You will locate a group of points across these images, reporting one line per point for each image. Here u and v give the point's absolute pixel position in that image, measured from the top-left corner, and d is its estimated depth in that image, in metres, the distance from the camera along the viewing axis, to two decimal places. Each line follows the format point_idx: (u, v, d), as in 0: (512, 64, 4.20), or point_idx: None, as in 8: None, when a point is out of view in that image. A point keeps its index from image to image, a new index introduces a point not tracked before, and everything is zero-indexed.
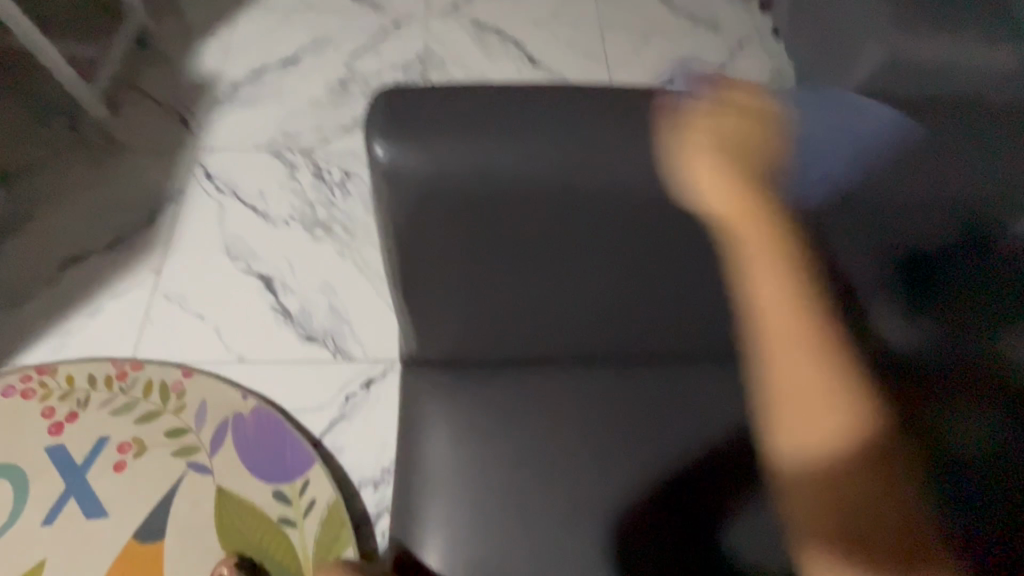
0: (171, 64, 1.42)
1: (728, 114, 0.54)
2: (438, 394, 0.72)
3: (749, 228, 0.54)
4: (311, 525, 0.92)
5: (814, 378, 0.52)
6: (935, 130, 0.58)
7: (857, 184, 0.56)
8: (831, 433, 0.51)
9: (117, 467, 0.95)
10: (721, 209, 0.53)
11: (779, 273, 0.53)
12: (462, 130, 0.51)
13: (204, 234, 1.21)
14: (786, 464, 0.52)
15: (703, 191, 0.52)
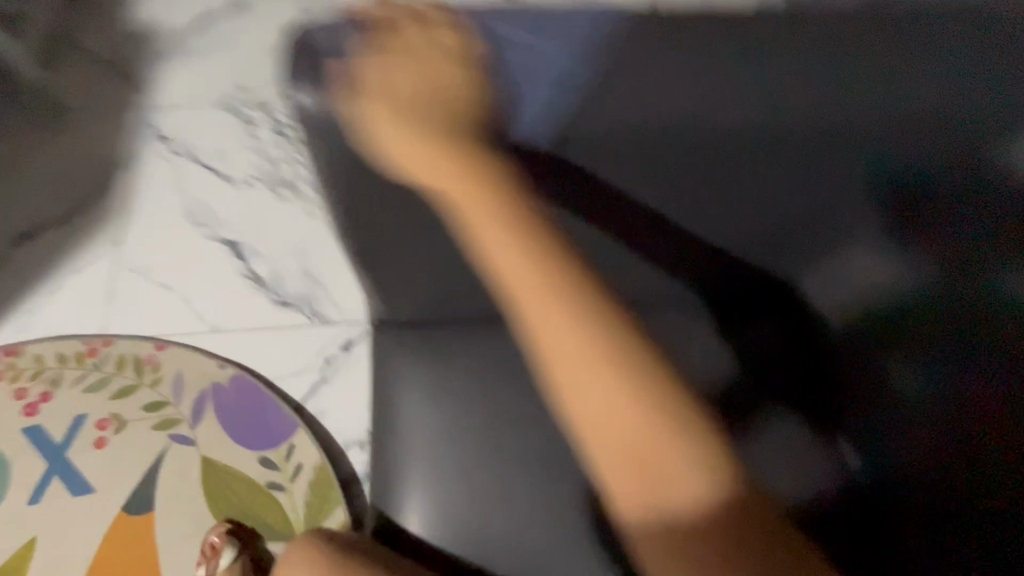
0: (107, 15, 1.30)
1: (416, 53, 0.51)
2: (411, 355, 0.69)
3: (491, 241, 0.50)
4: (300, 487, 0.93)
5: (626, 415, 0.46)
6: (954, 40, 0.49)
7: (843, 110, 0.51)
8: (663, 491, 0.45)
9: (98, 444, 0.94)
10: (447, 188, 0.50)
11: (564, 321, 0.48)
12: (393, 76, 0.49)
13: (164, 200, 1.15)
14: (629, 523, 0.46)
15: (403, 153, 0.50)
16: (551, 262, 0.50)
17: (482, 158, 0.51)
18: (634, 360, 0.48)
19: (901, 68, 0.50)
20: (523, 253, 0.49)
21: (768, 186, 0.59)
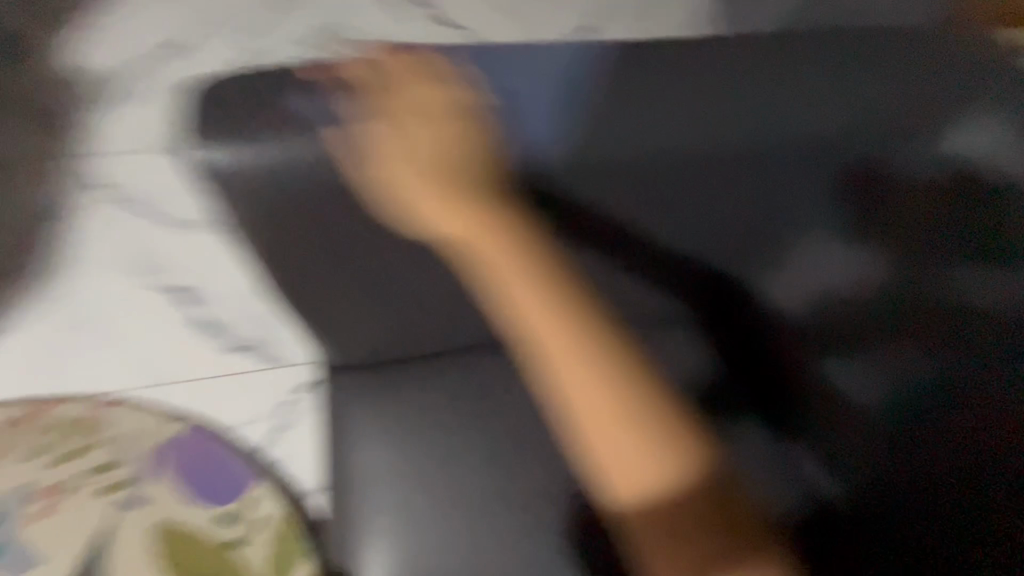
0: None
1: (407, 119, 0.56)
2: (362, 399, 0.70)
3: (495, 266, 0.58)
4: (264, 543, 0.86)
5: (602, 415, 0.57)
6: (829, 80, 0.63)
7: (747, 134, 0.62)
8: (654, 479, 0.57)
9: (33, 516, 0.85)
10: (450, 230, 0.57)
11: (594, 378, 0.58)
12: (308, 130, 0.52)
13: (100, 247, 1.08)
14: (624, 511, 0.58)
15: (424, 219, 0.57)
16: (545, 282, 0.59)
17: (490, 205, 0.58)
18: (617, 379, 0.58)
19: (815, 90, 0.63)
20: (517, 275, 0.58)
21: (715, 197, 0.66)
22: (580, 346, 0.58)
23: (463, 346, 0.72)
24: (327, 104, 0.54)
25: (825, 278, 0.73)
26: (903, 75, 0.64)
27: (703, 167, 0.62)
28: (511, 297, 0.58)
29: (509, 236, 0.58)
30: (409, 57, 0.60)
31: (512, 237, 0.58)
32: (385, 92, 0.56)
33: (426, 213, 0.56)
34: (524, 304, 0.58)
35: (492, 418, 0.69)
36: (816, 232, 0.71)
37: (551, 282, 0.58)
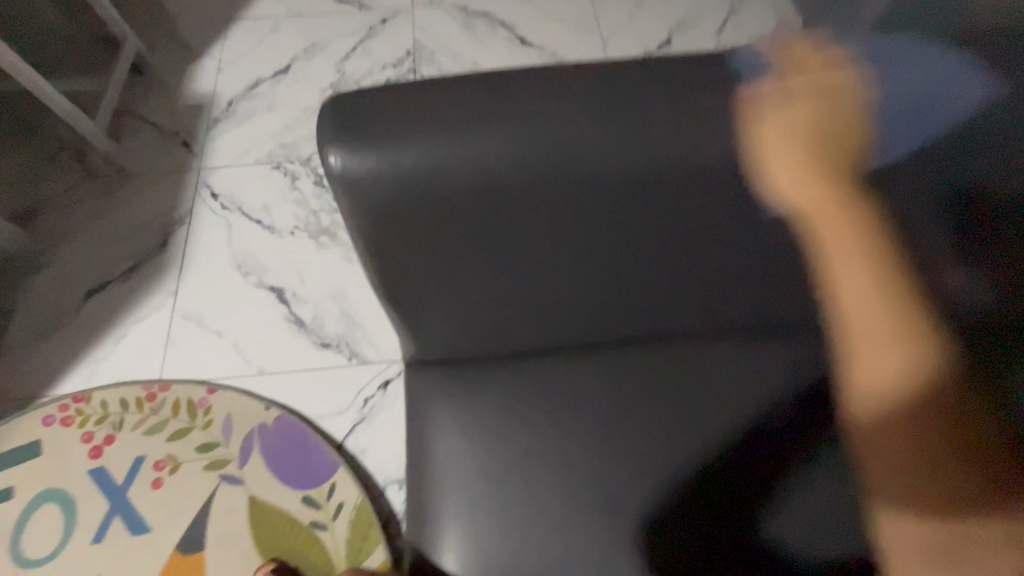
0: (167, 89, 1.44)
1: (800, 88, 0.50)
2: (443, 395, 0.71)
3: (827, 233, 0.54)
4: (341, 526, 0.95)
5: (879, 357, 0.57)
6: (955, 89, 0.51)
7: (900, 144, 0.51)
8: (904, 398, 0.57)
9: (156, 484, 1.00)
10: (805, 203, 0.53)
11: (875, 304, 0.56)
12: (409, 119, 0.50)
13: (216, 253, 1.23)
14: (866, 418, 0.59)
15: (782, 187, 0.52)
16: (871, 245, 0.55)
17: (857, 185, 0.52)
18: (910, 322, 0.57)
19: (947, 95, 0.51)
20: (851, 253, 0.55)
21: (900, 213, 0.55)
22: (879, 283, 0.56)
23: (546, 351, 0.72)
24: (450, 95, 0.52)
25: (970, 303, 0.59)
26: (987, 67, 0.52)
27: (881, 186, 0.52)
28: (834, 264, 0.57)
29: (614, 233, 0.57)
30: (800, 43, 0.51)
31: (619, 233, 0.57)
32: (800, 65, 0.50)
33: (793, 181, 0.51)
34: (813, 212, 0.53)
35: (574, 423, 0.69)
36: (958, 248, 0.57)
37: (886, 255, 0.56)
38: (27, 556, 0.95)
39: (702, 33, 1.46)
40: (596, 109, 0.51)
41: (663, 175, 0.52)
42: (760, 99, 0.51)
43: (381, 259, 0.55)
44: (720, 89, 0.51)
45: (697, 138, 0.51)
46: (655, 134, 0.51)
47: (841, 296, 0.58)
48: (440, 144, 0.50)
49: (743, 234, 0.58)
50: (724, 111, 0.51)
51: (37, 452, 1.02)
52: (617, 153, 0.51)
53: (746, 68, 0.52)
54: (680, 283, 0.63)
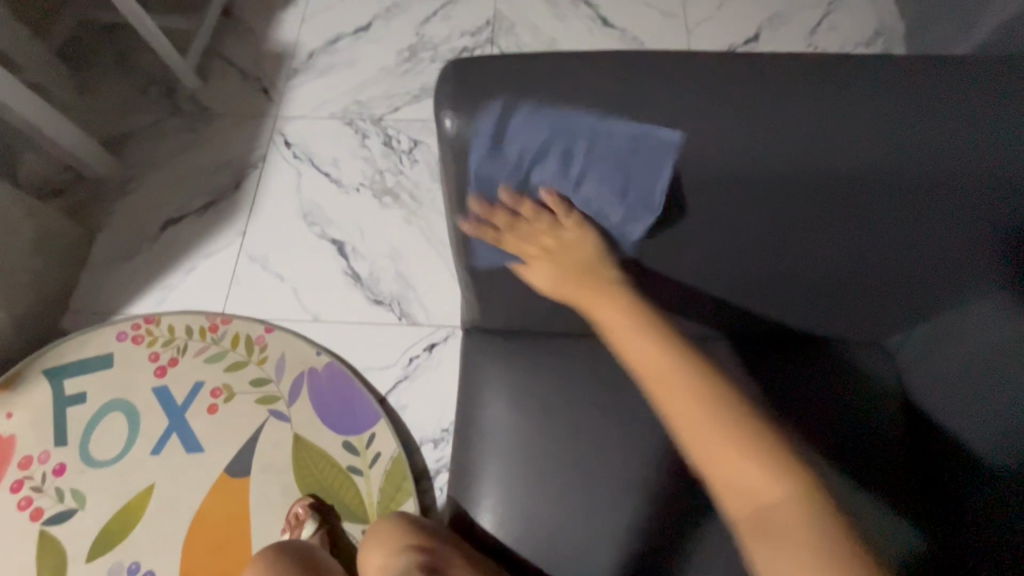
0: (253, 36, 1.49)
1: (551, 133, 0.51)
2: (497, 364, 0.73)
3: (638, 358, 0.56)
4: (376, 475, 1.00)
5: (720, 453, 0.50)
6: (934, 128, 0.50)
7: (893, 194, 0.52)
8: (712, 427, 0.51)
9: (212, 409, 1.06)
10: (577, 290, 0.58)
11: (644, 347, 0.55)
12: (519, 94, 0.51)
13: (284, 200, 1.28)
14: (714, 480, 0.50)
15: (541, 275, 0.59)
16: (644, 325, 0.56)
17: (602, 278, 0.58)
18: (688, 373, 0.53)
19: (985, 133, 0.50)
20: (663, 351, 0.54)
21: (893, 254, 0.58)
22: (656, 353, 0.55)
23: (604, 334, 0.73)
24: (559, 69, 0.52)
25: (964, 341, 0.62)
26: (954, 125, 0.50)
27: (871, 231, 0.56)
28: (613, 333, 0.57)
29: (700, 226, 0.56)
30: (937, 73, 0.52)
31: (705, 227, 0.56)
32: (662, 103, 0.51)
33: (557, 278, 0.58)
34: (590, 297, 0.58)
35: (624, 408, 0.70)
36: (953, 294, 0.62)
37: (651, 329, 0.56)
38: (94, 457, 1.03)
39: (794, 29, 1.40)
40: (702, 103, 0.51)
41: (756, 176, 0.52)
42: (869, 114, 0.50)
43: (465, 224, 0.57)
44: (828, 97, 0.51)
45: (799, 143, 0.51)
46: (759, 134, 0.51)
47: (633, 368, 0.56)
48: (542, 118, 0.50)
49: (824, 245, 0.58)
50: (832, 120, 0.51)
51: (108, 365, 1.10)
52: (716, 150, 0.51)
53: (859, 80, 0.51)
54: (750, 284, 0.63)
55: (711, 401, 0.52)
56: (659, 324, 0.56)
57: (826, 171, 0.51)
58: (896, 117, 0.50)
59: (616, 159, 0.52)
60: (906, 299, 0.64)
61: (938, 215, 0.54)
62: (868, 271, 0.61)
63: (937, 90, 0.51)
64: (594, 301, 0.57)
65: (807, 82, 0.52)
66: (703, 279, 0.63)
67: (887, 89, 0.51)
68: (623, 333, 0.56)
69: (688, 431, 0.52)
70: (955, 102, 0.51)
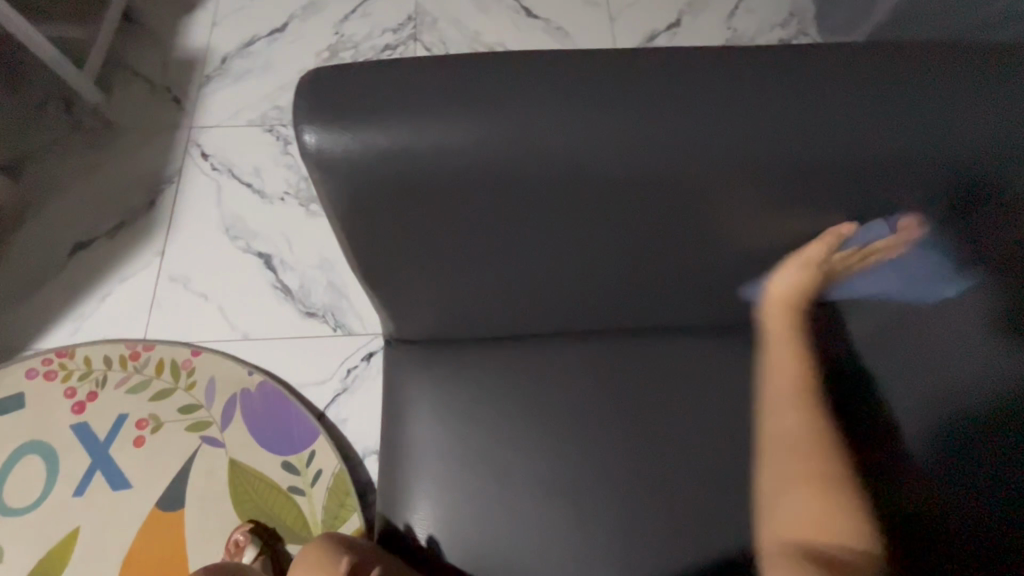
0: (158, 43, 1.40)
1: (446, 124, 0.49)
2: (419, 375, 0.72)
3: (777, 369, 0.67)
4: (319, 492, 0.98)
5: (809, 479, 0.59)
6: (814, 115, 0.51)
7: (782, 182, 0.53)
8: (808, 446, 0.61)
9: (138, 442, 1.01)
10: (774, 296, 0.66)
11: (788, 366, 0.67)
12: (393, 102, 0.49)
13: (204, 215, 1.22)
14: (782, 476, 0.61)
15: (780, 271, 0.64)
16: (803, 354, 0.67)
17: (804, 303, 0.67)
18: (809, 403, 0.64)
19: (864, 114, 0.51)
20: (802, 382, 0.66)
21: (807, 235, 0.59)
22: (798, 375, 0.66)
23: (526, 334, 0.73)
24: (441, 73, 0.50)
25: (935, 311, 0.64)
26: (834, 110, 0.51)
27: (769, 217, 0.57)
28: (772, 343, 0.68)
29: (600, 223, 0.56)
30: (815, 58, 0.53)
31: (605, 224, 0.56)
32: (545, 101, 0.50)
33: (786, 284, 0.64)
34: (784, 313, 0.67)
35: (550, 408, 0.70)
36: (912, 251, 0.60)
37: (806, 358, 0.67)
38: (10, 505, 0.97)
39: (713, 15, 1.42)
40: (589, 99, 0.50)
41: (643, 172, 0.51)
42: (753, 102, 0.50)
43: (358, 239, 0.55)
44: (708, 88, 0.51)
45: (686, 136, 0.50)
46: (647, 129, 0.50)
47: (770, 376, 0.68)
48: (423, 125, 0.48)
49: (724, 234, 0.59)
50: (716, 110, 0.50)
51: (20, 405, 1.03)
52: (603, 148, 0.50)
53: (741, 69, 0.51)
54: (660, 276, 0.64)
55: (828, 442, 0.62)
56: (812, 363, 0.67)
57: (712, 163, 0.51)
58: (779, 103, 0.51)
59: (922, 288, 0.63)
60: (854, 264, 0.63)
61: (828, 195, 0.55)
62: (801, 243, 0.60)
63: (815, 75, 0.51)
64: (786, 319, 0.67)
65: (688, 73, 0.51)
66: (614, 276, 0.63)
67: (769, 77, 0.51)
68: (780, 349, 0.68)
69: (789, 446, 0.62)
70: (841, 83, 0.51)
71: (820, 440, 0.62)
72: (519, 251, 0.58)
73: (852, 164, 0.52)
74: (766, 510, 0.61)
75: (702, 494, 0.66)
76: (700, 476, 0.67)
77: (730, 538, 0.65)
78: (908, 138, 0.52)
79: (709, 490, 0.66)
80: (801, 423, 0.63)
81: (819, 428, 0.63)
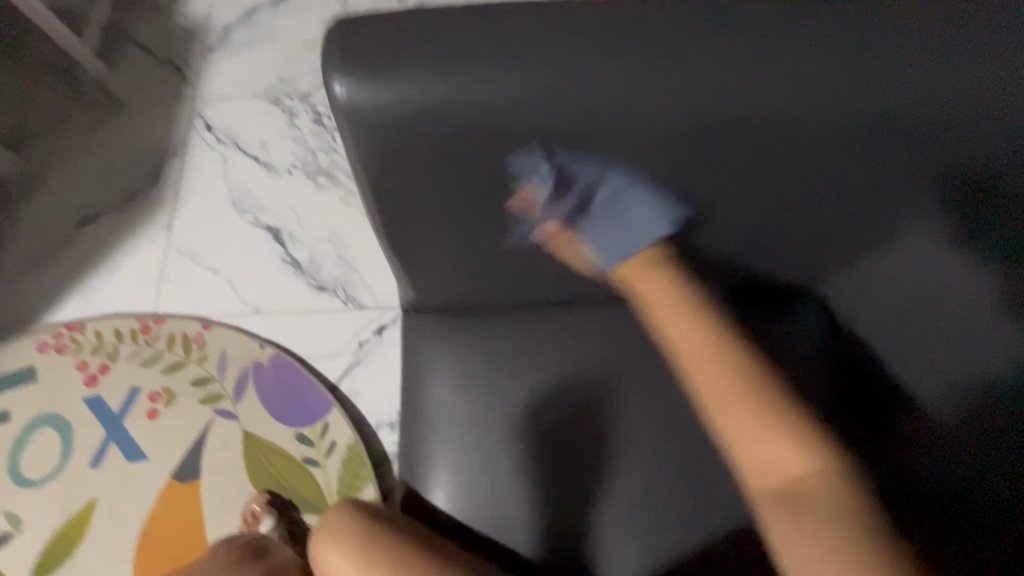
0: (159, 12, 1.37)
1: (473, 77, 0.47)
2: (439, 343, 0.71)
3: (672, 330, 0.49)
4: (334, 464, 0.98)
5: (766, 441, 0.43)
6: (866, 60, 0.47)
7: (825, 136, 0.50)
8: (756, 407, 0.44)
9: (151, 415, 1.01)
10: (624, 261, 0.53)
11: (683, 319, 0.49)
12: (419, 54, 0.47)
13: (211, 188, 1.20)
14: (746, 456, 0.44)
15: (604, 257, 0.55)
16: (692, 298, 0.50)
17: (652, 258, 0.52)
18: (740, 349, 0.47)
19: (923, 61, 0.47)
20: (708, 329, 0.48)
21: (848, 193, 0.55)
22: (706, 326, 0.48)
23: (546, 303, 0.72)
24: (467, 23, 0.48)
25: (924, 282, 0.58)
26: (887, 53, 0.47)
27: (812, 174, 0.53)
28: (654, 305, 0.51)
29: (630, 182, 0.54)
30: None
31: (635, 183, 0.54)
32: (578, 51, 0.47)
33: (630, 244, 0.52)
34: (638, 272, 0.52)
35: (571, 375, 0.69)
36: (903, 224, 0.57)
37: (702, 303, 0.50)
38: (27, 477, 0.97)
39: None
40: (623, 49, 0.48)
41: (677, 128, 0.50)
42: (801, 50, 0.48)
43: (381, 201, 0.54)
44: (751, 32, 0.48)
45: (725, 87, 0.48)
46: (684, 85, 0.48)
47: (672, 340, 0.49)
48: (453, 80, 0.47)
49: None
50: (760, 60, 0.47)
51: (32, 379, 1.03)
52: (637, 105, 0.48)
53: (786, 11, 0.48)
54: None
55: (763, 384, 0.45)
56: (699, 302, 0.50)
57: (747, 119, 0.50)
58: (828, 45, 0.47)
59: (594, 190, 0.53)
60: (849, 236, 0.59)
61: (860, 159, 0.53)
62: (845, 203, 0.55)
63: (867, 14, 0.48)
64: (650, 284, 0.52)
65: (730, 18, 0.48)
66: None
67: (815, 17, 0.48)
68: (663, 309, 0.50)
69: (734, 413, 0.44)
70: (894, 24, 0.47)
71: (748, 383, 0.45)
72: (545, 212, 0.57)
73: (910, 111, 0.48)
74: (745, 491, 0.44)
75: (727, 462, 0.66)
76: None
77: None
78: (970, 85, 0.47)
79: None
80: (732, 380, 0.45)
81: (743, 365, 0.46)
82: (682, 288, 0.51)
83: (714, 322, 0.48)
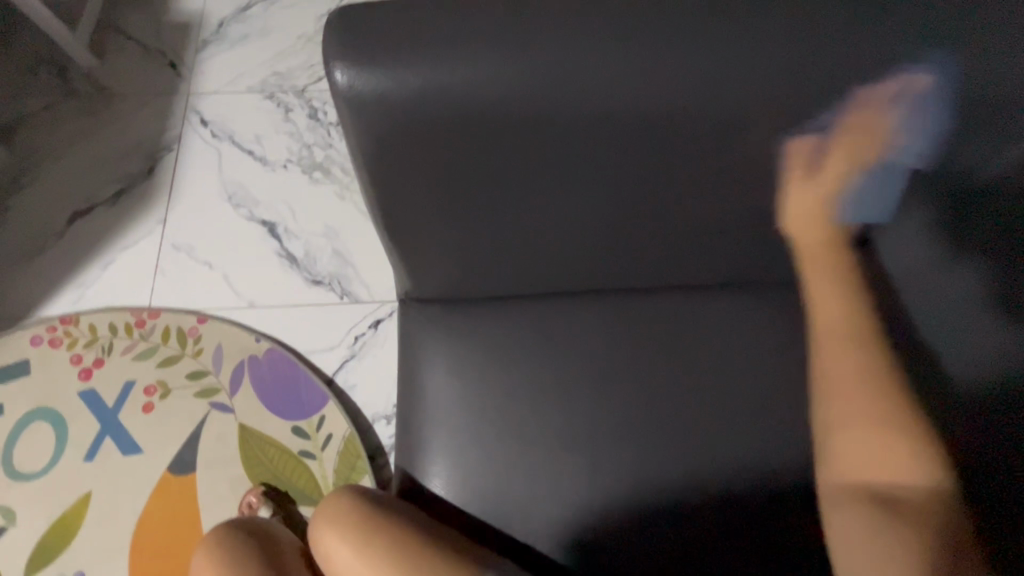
0: (153, 6, 1.37)
1: (470, 67, 0.48)
2: (435, 334, 0.72)
3: (823, 305, 0.62)
4: (329, 456, 0.99)
5: (872, 427, 0.54)
6: (846, 54, 0.49)
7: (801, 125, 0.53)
8: (887, 399, 0.55)
9: (146, 408, 1.01)
10: (799, 230, 0.63)
11: (838, 298, 0.62)
12: (416, 45, 0.48)
13: (206, 182, 1.20)
14: (848, 428, 0.55)
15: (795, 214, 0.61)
16: (853, 293, 0.62)
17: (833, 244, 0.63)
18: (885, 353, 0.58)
19: (899, 58, 0.50)
20: (860, 320, 0.60)
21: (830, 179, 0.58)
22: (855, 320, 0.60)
23: (540, 294, 0.73)
24: (465, 15, 0.49)
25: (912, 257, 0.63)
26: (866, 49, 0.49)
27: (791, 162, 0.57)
28: (814, 279, 0.63)
29: (622, 173, 0.56)
30: None
31: (627, 174, 0.56)
32: (572, 42, 0.48)
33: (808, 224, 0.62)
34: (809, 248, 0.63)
35: (565, 364, 0.70)
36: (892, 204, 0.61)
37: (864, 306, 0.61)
38: (21, 470, 0.97)
39: None
40: (616, 40, 0.49)
41: (668, 119, 0.51)
42: (788, 44, 0.49)
43: (379, 190, 0.55)
44: (738, 27, 0.49)
45: (714, 80, 0.49)
46: (678, 74, 0.49)
47: (818, 310, 0.62)
48: (452, 68, 0.48)
49: (748, 189, 0.59)
50: (748, 54, 0.49)
51: (25, 372, 1.03)
52: (633, 93, 0.49)
53: (774, 6, 0.50)
54: (678, 232, 0.64)
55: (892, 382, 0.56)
56: (863, 299, 0.62)
57: (736, 110, 0.51)
58: (813, 40, 0.49)
59: (903, 140, 0.54)
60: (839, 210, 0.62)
61: (845, 149, 0.55)
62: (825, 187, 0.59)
63: (852, 10, 0.50)
64: (819, 264, 0.63)
65: (720, 12, 0.50)
66: (633, 231, 0.63)
67: (801, 14, 0.49)
68: (824, 291, 0.62)
69: (850, 390, 0.56)
70: (875, 20, 0.49)
71: (874, 376, 0.57)
72: (540, 202, 0.58)
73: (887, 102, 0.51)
74: (832, 451, 0.55)
75: (719, 449, 0.67)
76: (716, 430, 0.68)
77: (750, 492, 0.65)
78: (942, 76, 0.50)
79: (727, 442, 0.67)
80: (863, 368, 0.57)
81: (874, 364, 0.57)
82: (849, 283, 0.62)
83: (868, 321, 0.60)
